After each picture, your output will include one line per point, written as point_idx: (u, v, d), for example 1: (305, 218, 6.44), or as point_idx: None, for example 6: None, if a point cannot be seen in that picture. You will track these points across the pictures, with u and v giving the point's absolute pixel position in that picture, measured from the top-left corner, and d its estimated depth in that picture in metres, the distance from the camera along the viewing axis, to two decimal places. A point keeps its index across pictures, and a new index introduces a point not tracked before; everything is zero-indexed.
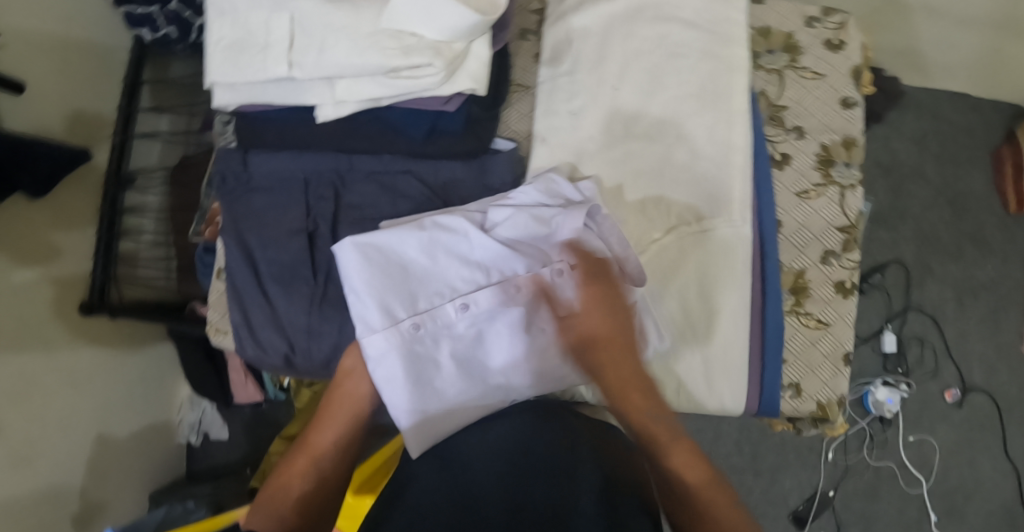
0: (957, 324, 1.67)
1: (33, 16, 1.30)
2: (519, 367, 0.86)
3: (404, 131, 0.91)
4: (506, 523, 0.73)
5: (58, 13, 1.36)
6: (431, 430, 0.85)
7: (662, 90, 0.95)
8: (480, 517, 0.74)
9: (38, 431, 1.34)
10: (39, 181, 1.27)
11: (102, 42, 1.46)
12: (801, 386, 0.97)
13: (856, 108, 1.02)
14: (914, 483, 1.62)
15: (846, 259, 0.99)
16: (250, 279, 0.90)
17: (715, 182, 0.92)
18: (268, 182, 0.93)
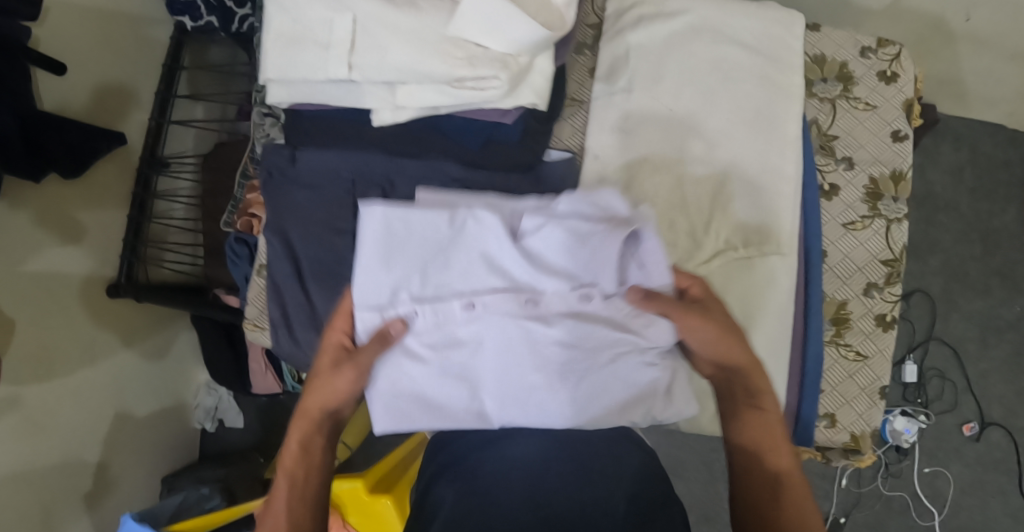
0: (979, 361, 1.66)
1: None
2: (510, 389, 0.81)
3: (460, 141, 0.91)
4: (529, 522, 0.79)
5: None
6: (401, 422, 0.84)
7: (721, 111, 0.93)
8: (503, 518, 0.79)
9: (58, 405, 1.34)
10: (77, 160, 1.26)
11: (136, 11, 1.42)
12: (837, 417, 0.98)
13: (907, 141, 1.02)
14: (926, 515, 1.62)
15: (888, 293, 0.99)
16: (292, 277, 0.91)
17: (764, 208, 0.92)
18: (313, 180, 0.91)
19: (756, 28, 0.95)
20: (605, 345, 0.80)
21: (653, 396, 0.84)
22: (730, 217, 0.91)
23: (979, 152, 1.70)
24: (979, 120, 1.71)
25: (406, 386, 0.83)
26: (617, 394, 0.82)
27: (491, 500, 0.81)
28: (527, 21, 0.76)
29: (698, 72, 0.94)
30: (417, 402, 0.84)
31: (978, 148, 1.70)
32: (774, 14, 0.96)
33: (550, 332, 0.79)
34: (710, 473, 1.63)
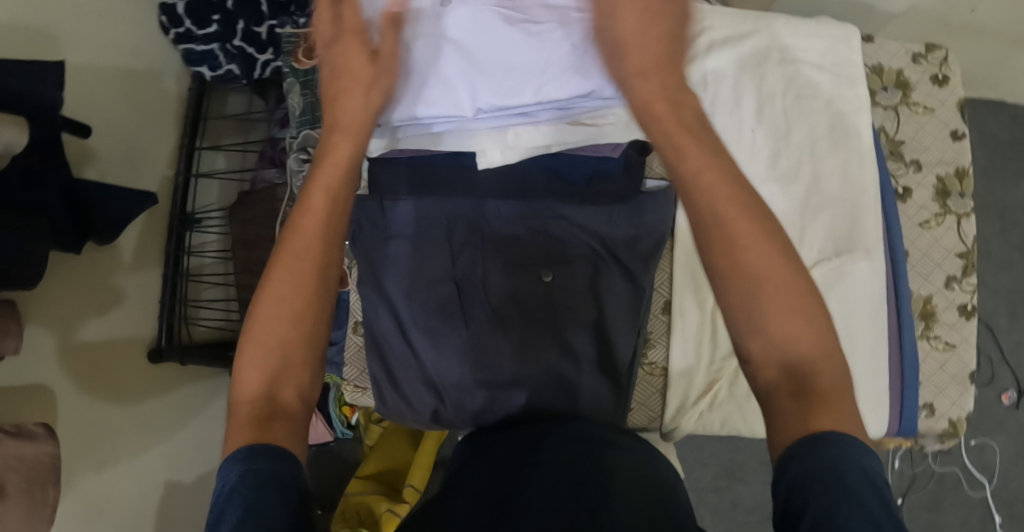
0: (1011, 334, 1.71)
1: (97, 53, 1.24)
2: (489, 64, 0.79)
3: (565, 177, 0.90)
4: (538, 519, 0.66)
5: (119, 50, 1.29)
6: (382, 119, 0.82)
7: (800, 129, 0.94)
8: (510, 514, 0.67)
9: (110, 480, 1.29)
10: (112, 225, 1.22)
11: (157, 66, 1.38)
12: (933, 406, 0.99)
13: (965, 139, 1.01)
14: (977, 486, 1.68)
15: (967, 283, 0.98)
16: (394, 331, 0.90)
17: (848, 222, 0.93)
18: (405, 228, 0.91)
19: (820, 44, 0.96)
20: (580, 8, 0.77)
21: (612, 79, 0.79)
22: (825, 233, 0.93)
23: (986, 132, 1.76)
24: (982, 101, 1.76)
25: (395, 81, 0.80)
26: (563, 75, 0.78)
27: (506, 501, 0.70)
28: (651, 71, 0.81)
29: (777, 94, 0.95)
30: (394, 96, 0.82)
31: (985, 129, 1.76)
32: (834, 30, 0.96)
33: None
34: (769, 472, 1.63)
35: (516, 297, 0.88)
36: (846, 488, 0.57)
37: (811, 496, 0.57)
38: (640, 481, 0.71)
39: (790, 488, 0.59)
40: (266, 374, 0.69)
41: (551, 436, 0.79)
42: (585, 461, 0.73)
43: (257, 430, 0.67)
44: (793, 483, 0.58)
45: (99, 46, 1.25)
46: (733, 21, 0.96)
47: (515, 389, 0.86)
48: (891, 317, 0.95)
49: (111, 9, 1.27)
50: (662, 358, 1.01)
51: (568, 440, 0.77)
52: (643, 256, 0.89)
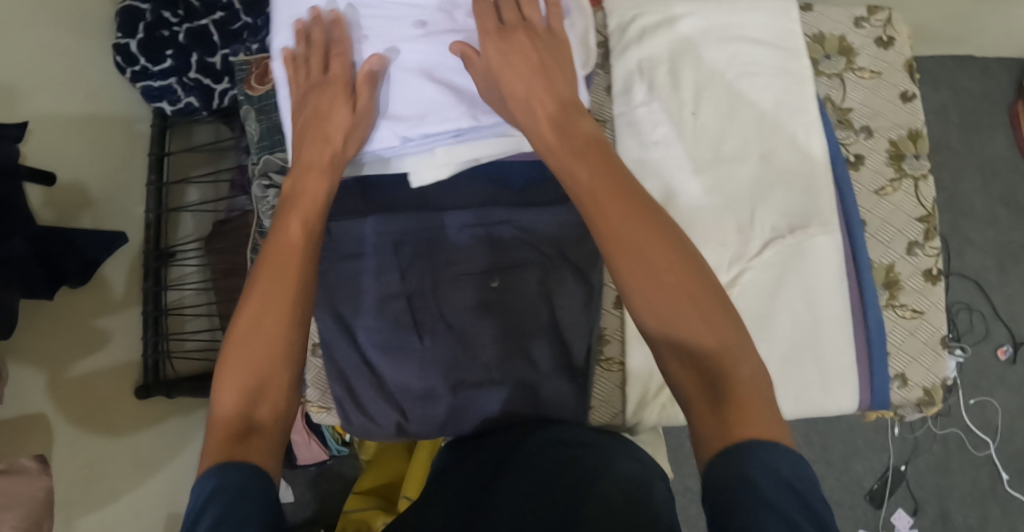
0: (1002, 289, 1.69)
1: (57, 98, 1.25)
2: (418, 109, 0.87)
3: (506, 183, 0.92)
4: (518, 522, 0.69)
5: (78, 94, 1.30)
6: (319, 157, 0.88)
7: (745, 105, 0.93)
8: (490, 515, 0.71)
9: (111, 517, 1.30)
10: (86, 267, 1.23)
11: (121, 114, 1.40)
12: (906, 375, 0.95)
13: (916, 100, 0.98)
14: (981, 445, 1.66)
15: (930, 248, 0.95)
16: (352, 351, 0.90)
17: (804, 196, 0.91)
18: (355, 248, 0.91)
19: (759, 18, 0.94)
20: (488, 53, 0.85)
21: None
22: (783, 210, 0.91)
23: (957, 88, 1.75)
24: (950, 57, 1.76)
25: None
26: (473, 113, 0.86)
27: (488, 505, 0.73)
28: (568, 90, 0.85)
29: (721, 74, 0.93)
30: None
31: (956, 85, 1.75)
32: (772, 4, 0.95)
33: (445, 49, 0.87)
34: None
35: (471, 306, 0.88)
36: (758, 497, 0.60)
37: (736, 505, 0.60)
38: (625, 467, 0.72)
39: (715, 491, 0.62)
40: (245, 390, 0.71)
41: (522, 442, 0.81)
42: (571, 472, 0.73)
43: (231, 444, 0.68)
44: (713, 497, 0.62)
45: (59, 91, 1.25)
46: (664, 5, 0.94)
47: (485, 398, 0.87)
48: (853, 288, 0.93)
49: (71, 54, 1.29)
50: (619, 353, 0.94)
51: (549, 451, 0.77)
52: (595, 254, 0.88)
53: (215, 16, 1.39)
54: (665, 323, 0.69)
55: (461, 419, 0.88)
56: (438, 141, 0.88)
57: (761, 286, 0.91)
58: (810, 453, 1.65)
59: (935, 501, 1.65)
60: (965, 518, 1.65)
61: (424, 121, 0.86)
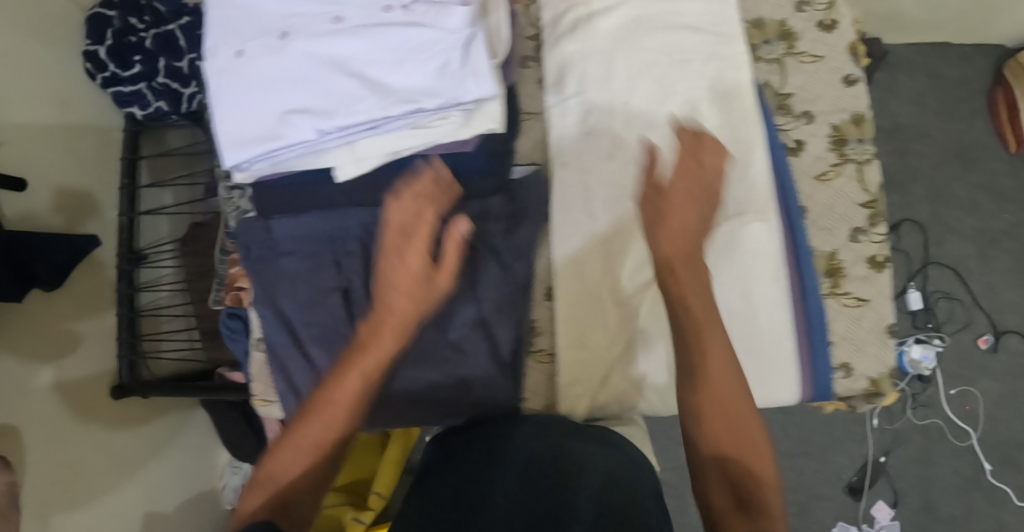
0: (983, 277, 1.67)
1: (30, 107, 1.28)
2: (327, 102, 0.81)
3: (429, 175, 0.88)
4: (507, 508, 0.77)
5: (55, 103, 1.34)
6: (234, 154, 0.85)
7: (680, 92, 0.92)
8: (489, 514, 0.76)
9: (89, 518, 1.33)
10: (55, 270, 1.25)
11: (98, 122, 1.43)
12: (851, 365, 0.93)
13: (861, 83, 0.96)
14: (964, 435, 1.64)
15: (875, 234, 0.93)
16: (290, 344, 0.93)
17: (737, 182, 0.91)
18: (293, 245, 0.95)
19: (694, 6, 0.95)
20: (399, 47, 0.80)
21: (435, 99, 0.80)
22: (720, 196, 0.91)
23: (934, 76, 1.72)
24: (927, 45, 1.73)
25: (248, 121, 0.84)
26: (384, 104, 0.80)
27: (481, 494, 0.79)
28: (477, 84, 0.79)
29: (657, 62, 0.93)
30: (252, 130, 0.84)
31: (934, 72, 1.72)
32: None
33: (354, 40, 0.80)
34: None
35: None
36: None
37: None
38: (604, 468, 0.80)
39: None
40: (270, 503, 0.82)
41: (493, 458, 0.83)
42: (548, 469, 0.80)
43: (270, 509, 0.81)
44: None
45: (32, 101, 1.29)
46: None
47: (417, 390, 0.89)
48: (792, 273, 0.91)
49: (41, 65, 1.31)
50: (549, 344, 0.94)
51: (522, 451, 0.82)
52: (523, 246, 0.90)
53: (182, 21, 1.41)
54: (706, 374, 0.83)
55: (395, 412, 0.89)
56: (352, 134, 0.83)
57: None
58: (788, 445, 1.64)
59: (917, 493, 1.62)
60: (950, 509, 1.62)
61: (335, 115, 0.81)
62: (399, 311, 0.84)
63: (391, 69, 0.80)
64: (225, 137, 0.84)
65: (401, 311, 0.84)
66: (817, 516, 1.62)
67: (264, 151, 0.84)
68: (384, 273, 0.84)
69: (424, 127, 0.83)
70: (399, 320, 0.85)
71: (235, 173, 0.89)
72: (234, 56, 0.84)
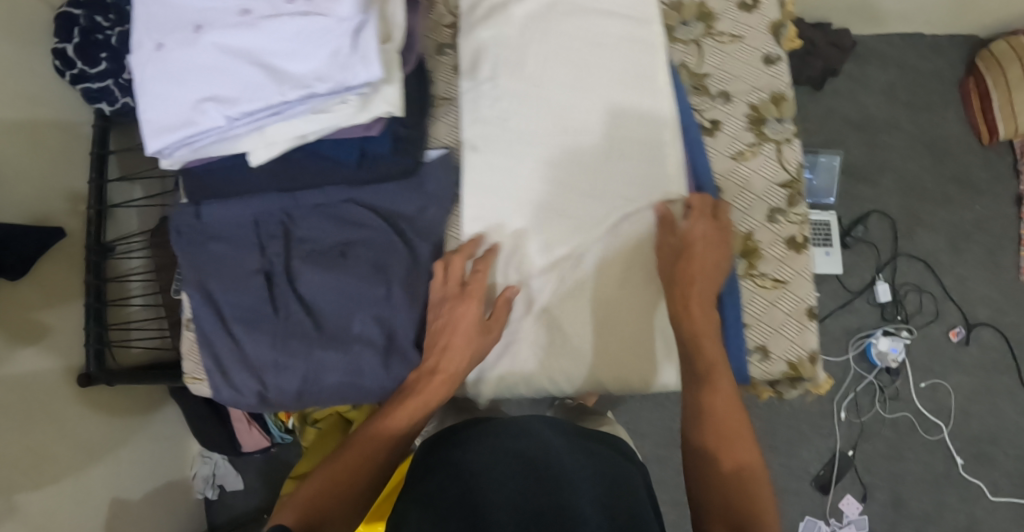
0: (954, 269, 1.65)
1: None
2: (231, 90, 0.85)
3: (337, 162, 0.93)
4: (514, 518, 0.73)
5: (22, 100, 1.37)
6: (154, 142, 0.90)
7: (594, 73, 0.94)
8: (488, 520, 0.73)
9: (54, 503, 1.32)
10: (25, 260, 1.28)
11: (68, 118, 1.47)
12: (769, 348, 0.93)
13: (781, 62, 0.99)
14: (934, 429, 1.61)
15: (791, 215, 0.95)
16: (216, 323, 0.96)
17: (649, 163, 0.93)
18: (223, 229, 0.98)
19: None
20: (296, 34, 0.82)
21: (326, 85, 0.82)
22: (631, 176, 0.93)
23: (906, 67, 1.69)
24: (899, 36, 1.70)
25: (165, 109, 0.88)
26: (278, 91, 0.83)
27: (477, 498, 0.76)
28: (363, 66, 0.80)
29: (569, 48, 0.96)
30: (171, 117, 0.88)
31: (905, 63, 1.69)
32: None
33: (256, 30, 0.84)
34: None
35: (320, 280, 0.93)
36: None
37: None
38: (594, 475, 0.80)
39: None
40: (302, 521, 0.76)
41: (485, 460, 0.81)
42: (545, 473, 0.79)
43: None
44: None
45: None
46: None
47: (332, 369, 0.91)
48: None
49: (10, 62, 1.35)
50: None
51: (513, 452, 0.81)
52: (428, 227, 0.94)
53: None
54: (702, 409, 0.83)
55: (313, 388, 0.92)
56: (259, 120, 0.86)
57: (608, 256, 0.91)
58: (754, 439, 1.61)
59: (887, 488, 1.60)
60: (919, 504, 1.59)
61: (239, 102, 0.84)
62: (455, 360, 0.86)
63: (291, 57, 0.83)
64: (146, 124, 0.89)
65: (460, 360, 0.86)
66: (783, 511, 1.60)
67: (180, 137, 0.88)
68: (448, 320, 0.88)
69: (324, 113, 0.86)
70: (461, 368, 0.86)
71: (165, 160, 0.93)
72: (157, 49, 0.90)
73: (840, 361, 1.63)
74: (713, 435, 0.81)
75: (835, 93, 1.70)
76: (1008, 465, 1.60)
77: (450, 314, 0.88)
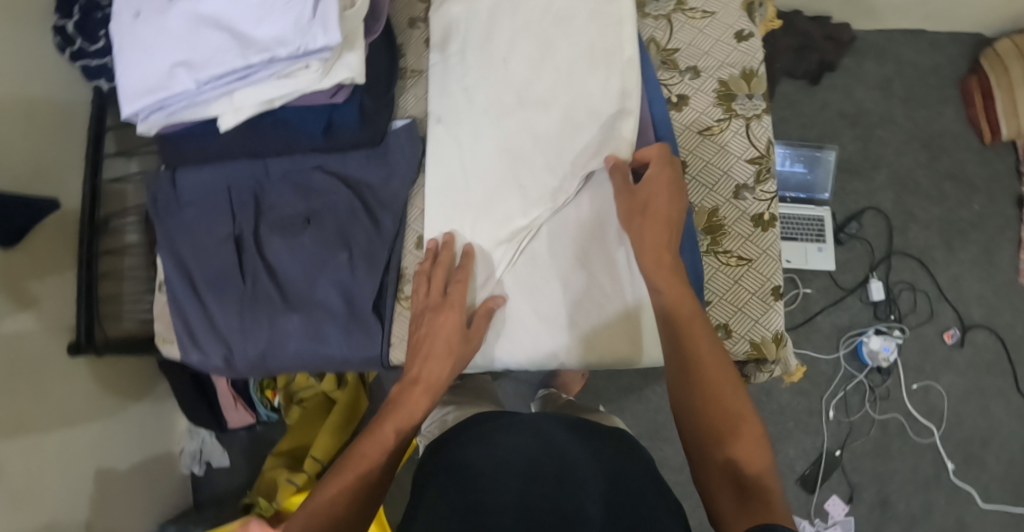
0: (949, 268, 1.62)
1: None
2: (198, 56, 0.87)
3: (303, 131, 0.97)
4: (516, 517, 0.80)
5: (17, 79, 1.35)
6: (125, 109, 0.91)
7: (558, 50, 0.96)
8: (489, 516, 0.80)
9: (38, 470, 1.34)
10: (12, 235, 1.30)
11: (65, 100, 1.46)
12: (732, 326, 0.98)
13: (752, 39, 1.04)
14: (925, 432, 1.58)
15: (760, 192, 1.00)
16: (185, 287, 0.98)
17: (612, 136, 0.94)
18: (195, 195, 1.01)
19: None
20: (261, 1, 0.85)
21: (290, 49, 0.84)
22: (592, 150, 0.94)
23: (904, 62, 1.68)
24: (898, 31, 1.68)
25: (134, 74, 0.89)
26: (245, 56, 0.85)
27: (478, 495, 0.83)
28: (324, 33, 0.83)
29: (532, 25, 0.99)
30: (142, 83, 0.89)
31: (902, 58, 1.68)
32: None
33: None
34: None
35: (288, 245, 0.97)
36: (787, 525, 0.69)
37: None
38: (601, 467, 0.88)
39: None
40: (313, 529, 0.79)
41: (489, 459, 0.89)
42: (546, 469, 0.86)
43: None
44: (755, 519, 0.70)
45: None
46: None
47: (294, 331, 0.95)
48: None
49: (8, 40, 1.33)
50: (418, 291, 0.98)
51: (522, 455, 0.88)
52: (389, 197, 0.99)
53: None
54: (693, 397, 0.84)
55: (282, 350, 0.96)
56: (227, 85, 0.89)
57: (563, 229, 0.98)
58: None
59: (874, 490, 1.57)
60: (907, 506, 1.56)
61: (208, 66, 0.86)
62: (436, 368, 0.92)
63: (256, 23, 0.85)
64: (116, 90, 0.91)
65: (441, 368, 0.92)
66: None
67: (152, 101, 0.89)
68: (433, 328, 0.93)
69: (290, 78, 0.89)
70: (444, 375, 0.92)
71: (139, 125, 0.94)
72: (127, 18, 0.91)
73: (830, 358, 1.61)
74: (723, 425, 0.82)
75: (831, 87, 1.68)
76: (1000, 469, 1.57)
77: (433, 321, 0.93)
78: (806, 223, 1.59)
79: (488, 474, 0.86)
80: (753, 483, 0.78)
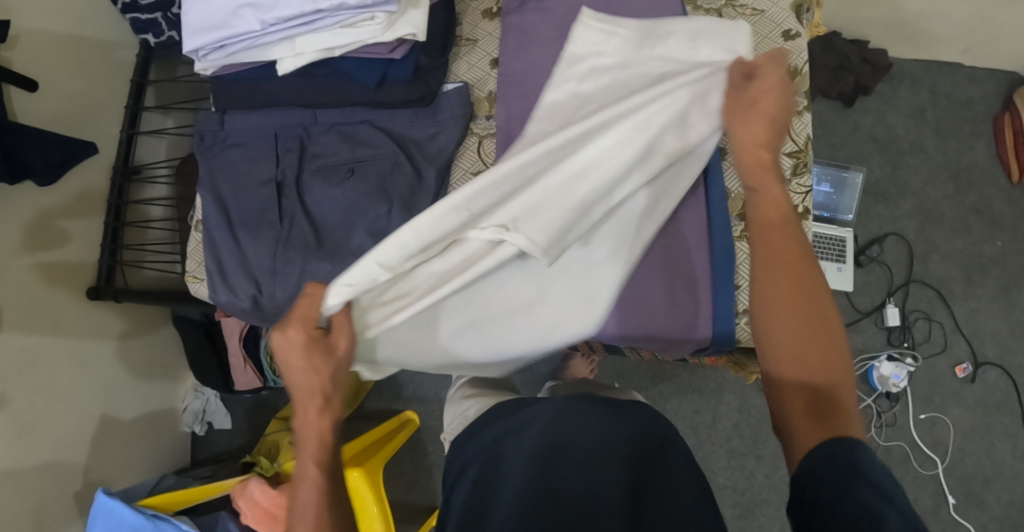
0: (966, 302, 1.63)
1: (44, 14, 1.30)
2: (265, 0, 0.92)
3: (358, 81, 1.01)
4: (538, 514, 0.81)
5: (67, 17, 1.35)
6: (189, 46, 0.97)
7: (634, 168, 0.94)
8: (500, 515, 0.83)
9: (44, 404, 1.34)
10: (50, 167, 1.22)
11: (114, 44, 1.46)
12: None
13: (799, 39, 1.08)
14: (928, 463, 1.57)
15: (797, 184, 1.04)
16: (222, 224, 1.04)
17: None
18: (242, 138, 1.09)
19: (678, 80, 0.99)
20: None
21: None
22: (597, 283, 1.00)
23: (939, 94, 1.69)
24: (936, 63, 1.70)
25: (207, 13, 0.95)
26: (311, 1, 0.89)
27: (495, 493, 0.85)
28: None
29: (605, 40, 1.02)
30: (211, 20, 0.95)
31: (938, 89, 1.69)
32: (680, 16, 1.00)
33: None
34: (697, 437, 1.58)
35: (328, 190, 1.03)
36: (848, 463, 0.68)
37: (837, 509, 0.65)
38: (620, 452, 0.86)
39: (800, 483, 0.70)
40: None
41: (515, 456, 0.88)
42: (571, 454, 0.86)
43: None
44: (808, 465, 0.70)
45: (46, 11, 1.31)
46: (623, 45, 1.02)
47: (322, 272, 1.00)
48: (702, 298, 1.04)
49: None
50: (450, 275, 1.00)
51: (546, 438, 0.88)
52: (431, 155, 1.04)
53: None
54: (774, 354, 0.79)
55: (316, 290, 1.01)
56: (292, 29, 0.93)
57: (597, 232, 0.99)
58: (739, 445, 1.57)
59: None
60: None
61: (276, 8, 0.91)
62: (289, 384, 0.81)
63: None
64: (188, 25, 0.96)
65: (293, 383, 0.81)
66: (761, 523, 1.54)
67: (215, 38, 0.95)
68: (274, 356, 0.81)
69: (352, 26, 0.93)
70: (302, 385, 0.81)
71: (200, 63, 1.00)
72: None
73: None
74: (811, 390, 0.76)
75: (864, 111, 1.70)
76: (1000, 510, 1.55)
77: (286, 355, 0.80)
78: (830, 241, 1.59)
79: (511, 476, 0.86)
80: (824, 393, 0.75)
